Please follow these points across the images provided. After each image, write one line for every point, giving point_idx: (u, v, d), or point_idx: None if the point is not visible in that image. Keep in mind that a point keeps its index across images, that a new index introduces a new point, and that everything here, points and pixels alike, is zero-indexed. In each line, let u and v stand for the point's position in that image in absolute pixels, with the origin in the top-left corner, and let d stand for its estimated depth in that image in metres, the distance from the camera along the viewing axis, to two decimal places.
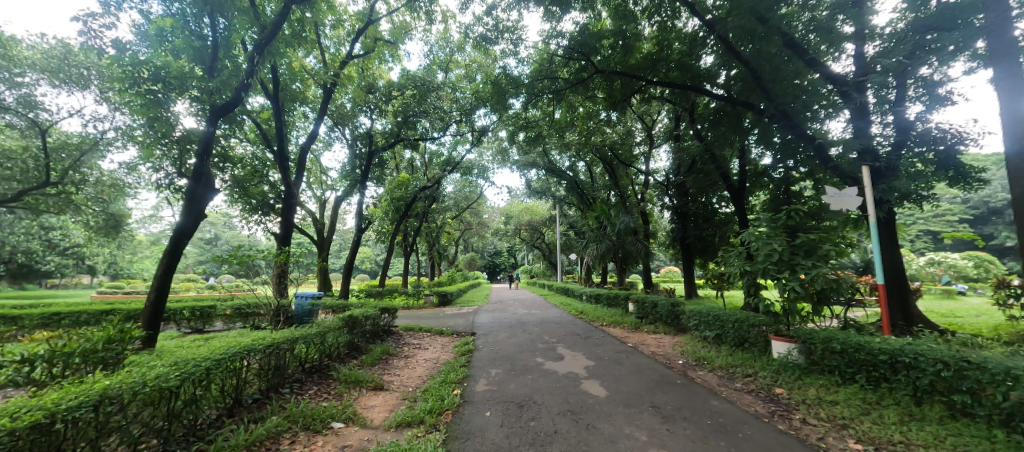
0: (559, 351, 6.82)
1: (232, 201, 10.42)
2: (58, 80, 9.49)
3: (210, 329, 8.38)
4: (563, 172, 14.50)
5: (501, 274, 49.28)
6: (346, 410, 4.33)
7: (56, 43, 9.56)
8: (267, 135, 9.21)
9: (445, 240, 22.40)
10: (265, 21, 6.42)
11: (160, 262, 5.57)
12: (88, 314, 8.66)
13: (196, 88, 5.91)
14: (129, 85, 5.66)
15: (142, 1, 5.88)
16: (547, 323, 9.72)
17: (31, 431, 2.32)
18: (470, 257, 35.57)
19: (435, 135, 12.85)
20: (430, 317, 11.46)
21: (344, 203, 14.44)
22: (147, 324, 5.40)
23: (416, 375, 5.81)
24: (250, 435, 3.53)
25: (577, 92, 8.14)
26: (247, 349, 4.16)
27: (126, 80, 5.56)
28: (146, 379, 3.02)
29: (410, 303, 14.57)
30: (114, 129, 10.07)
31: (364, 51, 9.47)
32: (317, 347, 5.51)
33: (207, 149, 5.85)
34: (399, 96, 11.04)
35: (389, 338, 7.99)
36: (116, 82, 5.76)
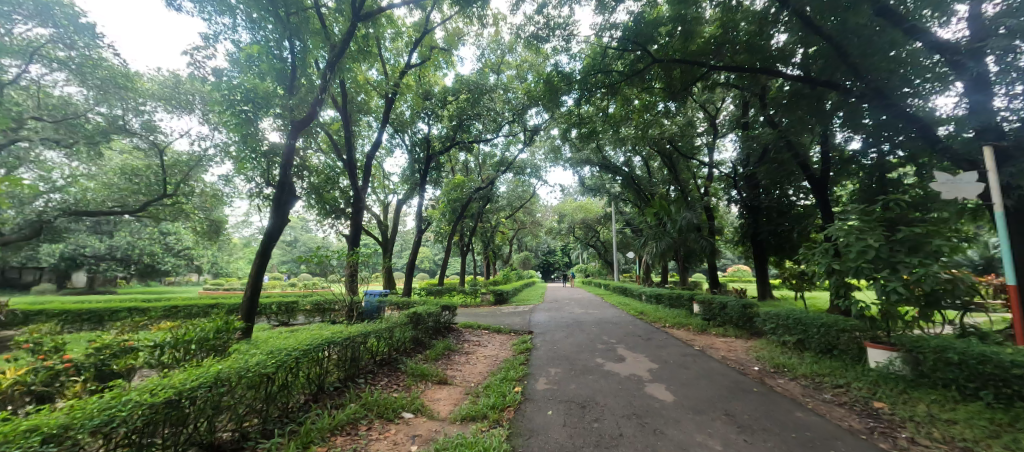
0: (619, 352, 6.63)
1: (309, 207, 11.46)
2: (172, 106, 11.11)
3: (294, 322, 9.20)
4: (618, 168, 14.06)
5: (555, 273, 48.87)
6: (415, 401, 4.58)
7: (168, 75, 11.16)
8: (337, 144, 9.96)
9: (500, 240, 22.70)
10: (334, 40, 7.03)
11: (253, 261, 6.30)
12: (198, 307, 9.96)
13: (278, 106, 6.66)
14: (227, 108, 6.42)
15: (234, 32, 6.65)
16: (606, 323, 9.46)
17: (166, 406, 2.69)
18: (524, 256, 35.77)
19: (489, 137, 13.10)
20: (488, 315, 11.63)
21: (406, 206, 15.21)
22: (245, 316, 6.11)
23: (478, 372, 5.95)
24: (333, 420, 3.88)
25: (633, 84, 7.84)
26: (328, 341, 4.56)
27: (223, 103, 6.35)
28: (249, 365, 3.44)
29: (467, 301, 15.01)
30: (214, 146, 11.54)
31: (421, 59, 9.90)
32: (386, 341, 5.88)
33: (289, 161, 6.47)
34: (454, 101, 11.41)
35: (450, 335, 8.29)
36: (216, 105, 6.55)
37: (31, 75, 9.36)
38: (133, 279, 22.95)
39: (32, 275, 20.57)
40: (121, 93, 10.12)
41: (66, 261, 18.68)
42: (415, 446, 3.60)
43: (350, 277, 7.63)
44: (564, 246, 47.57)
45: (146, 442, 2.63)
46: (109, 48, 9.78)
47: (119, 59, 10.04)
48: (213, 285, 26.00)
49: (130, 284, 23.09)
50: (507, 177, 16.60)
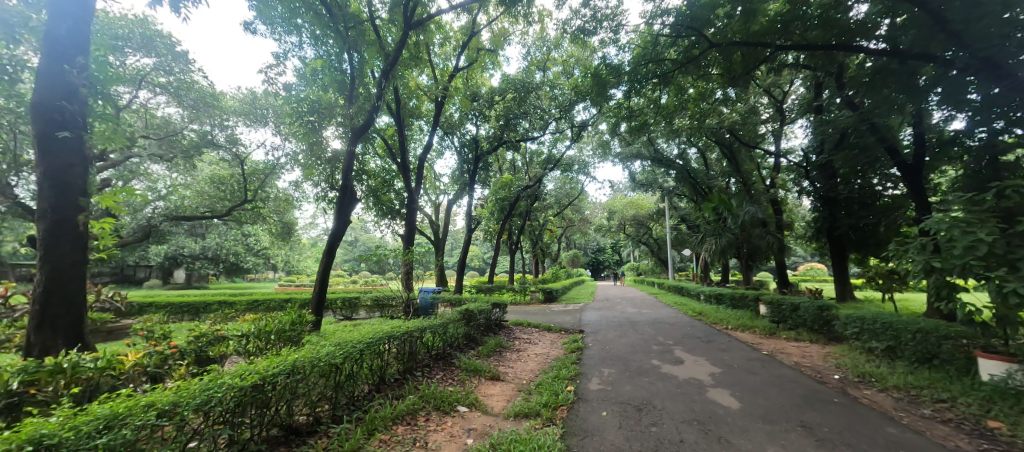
0: (677, 354, 6.33)
1: (368, 209, 12.20)
2: (251, 121, 12.37)
3: (356, 317, 9.83)
4: (672, 161, 13.39)
5: (605, 271, 47.77)
6: (469, 395, 4.70)
7: (247, 92, 12.41)
8: (391, 149, 10.50)
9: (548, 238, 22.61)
10: (388, 49, 7.40)
11: (321, 260, 6.81)
12: (275, 301, 11.01)
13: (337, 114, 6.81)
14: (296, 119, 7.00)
15: (300, 49, 7.24)
16: (662, 324, 9.07)
17: (253, 389, 3.00)
18: (573, 254, 35.33)
19: (536, 135, 13.08)
20: (538, 314, 11.62)
21: (456, 206, 15.64)
22: (315, 309, 6.63)
23: (529, 369, 5.98)
24: (395, 410, 4.10)
25: (688, 72, 7.43)
26: (388, 335, 4.82)
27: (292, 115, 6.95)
28: (320, 356, 3.74)
29: (517, 299, 15.15)
30: (285, 155, 12.66)
31: (468, 62, 10.14)
32: (441, 337, 6.09)
33: (350, 167, 6.91)
34: (501, 100, 11.54)
35: (501, 332, 8.41)
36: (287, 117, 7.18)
37: (139, 100, 10.85)
38: (222, 276, 25.91)
39: (145, 272, 23.96)
40: (209, 111, 11.43)
41: (169, 260, 21.50)
42: (471, 439, 3.70)
43: (405, 275, 8.00)
44: (614, 243, 46.34)
45: (237, 421, 2.94)
46: (199, 72, 11.14)
47: (207, 81, 11.39)
48: (287, 282, 28.61)
49: (220, 280, 26.09)
50: (554, 174, 16.50)
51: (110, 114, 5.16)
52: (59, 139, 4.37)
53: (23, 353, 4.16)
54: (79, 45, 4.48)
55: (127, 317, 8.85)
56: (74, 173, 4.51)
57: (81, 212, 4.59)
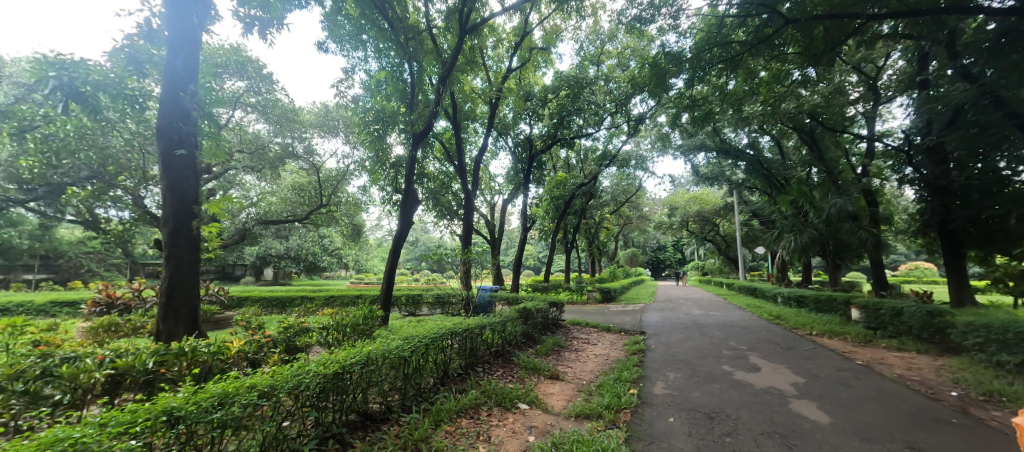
0: (751, 360, 5.86)
1: (428, 210, 12.80)
2: (325, 132, 13.57)
3: (419, 313, 10.22)
4: (740, 152, 12.40)
5: (665, 270, 45.50)
6: (529, 393, 4.74)
7: (321, 106, 13.64)
8: (449, 151, 10.90)
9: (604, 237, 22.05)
10: (445, 56, 7.71)
11: (387, 259, 7.26)
12: (348, 297, 11.96)
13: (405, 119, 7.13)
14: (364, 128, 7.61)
15: (365, 62, 7.79)
16: (733, 328, 8.43)
17: (334, 376, 3.28)
18: (631, 253, 34.10)
19: (590, 131, 12.86)
20: (595, 313, 11.36)
21: (511, 206, 15.83)
22: (383, 305, 7.09)
23: (589, 370, 5.88)
24: (459, 403, 4.25)
25: (759, 54, 6.82)
26: (450, 331, 5.01)
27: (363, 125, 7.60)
28: (391, 349, 4.00)
29: (573, 298, 15.00)
30: (354, 162, 13.69)
31: (520, 62, 10.23)
32: (500, 334, 6.21)
33: (411, 171, 7.24)
34: (554, 98, 11.49)
35: (559, 331, 8.36)
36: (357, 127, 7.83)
37: (235, 118, 12.40)
38: (303, 274, 28.74)
39: (242, 270, 27.32)
40: (290, 125, 12.75)
41: (260, 259, 24.28)
42: (533, 437, 3.73)
43: (464, 274, 8.24)
44: (675, 241, 43.98)
45: (321, 405, 3.23)
46: (282, 90, 12.51)
47: (288, 98, 12.72)
48: (358, 280, 30.96)
49: (301, 278, 28.95)
50: (610, 170, 16.09)
51: (214, 132, 5.92)
52: (178, 156, 5.11)
53: (157, 335, 4.97)
54: (190, 74, 5.19)
55: (229, 309, 10.13)
56: (188, 185, 5.25)
57: (194, 218, 5.33)
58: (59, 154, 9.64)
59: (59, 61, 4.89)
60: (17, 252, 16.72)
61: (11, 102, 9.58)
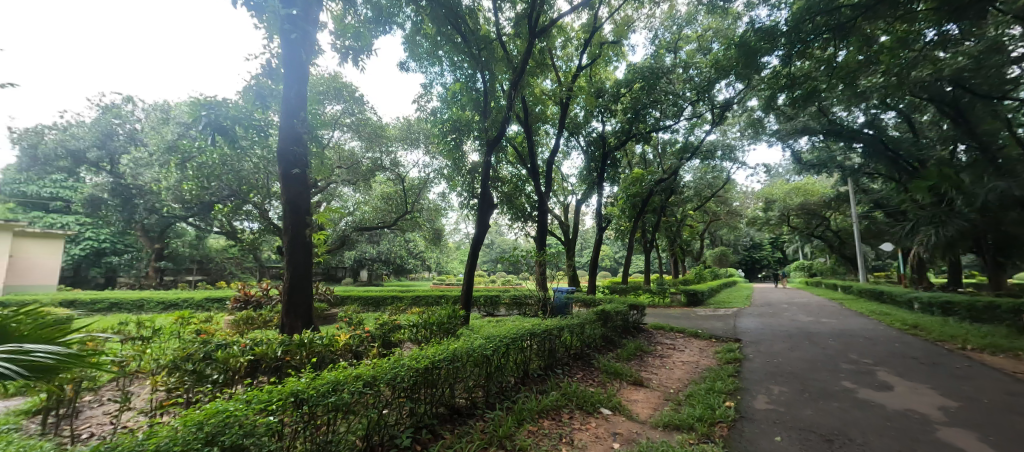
0: (880, 377, 4.98)
1: (503, 213, 13.18)
2: (409, 144, 14.78)
3: (497, 313, 10.50)
4: (853, 132, 10.67)
5: (761, 271, 40.71)
6: (612, 398, 4.60)
7: (404, 120, 14.84)
8: (521, 154, 11.11)
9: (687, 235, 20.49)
10: (515, 62, 7.91)
11: (467, 261, 7.60)
12: (433, 297, 12.80)
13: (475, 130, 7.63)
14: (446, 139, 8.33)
15: (441, 76, 8.34)
16: (851, 338, 7.26)
17: (425, 371, 3.54)
18: (719, 252, 31.17)
19: (668, 123, 12.13)
20: (680, 317, 10.65)
21: (584, 206, 15.52)
22: (464, 304, 7.45)
23: (677, 378, 5.52)
24: (541, 404, 4.29)
25: (875, 17, 5.83)
26: (529, 332, 5.09)
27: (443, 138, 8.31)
28: (474, 347, 4.20)
29: (655, 301, 14.24)
30: (434, 170, 14.65)
31: (590, 59, 10.08)
32: (579, 336, 6.15)
33: (487, 176, 7.50)
34: (627, 92, 11.04)
35: (640, 335, 8.01)
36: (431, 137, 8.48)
37: (335, 138, 14.08)
38: (392, 276, 31.41)
39: (342, 272, 30.77)
40: (379, 141, 14.12)
41: (358, 262, 27.10)
42: (618, 444, 3.61)
43: (540, 276, 8.32)
44: (774, 237, 39.13)
45: (414, 397, 3.50)
46: (372, 110, 13.92)
47: (377, 116, 14.10)
48: (439, 281, 32.84)
49: (391, 279, 31.64)
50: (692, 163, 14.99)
51: (319, 152, 6.78)
52: (294, 175, 5.96)
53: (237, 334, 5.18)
54: (301, 104, 6.00)
55: (334, 307, 11.49)
56: (302, 198, 6.07)
57: (307, 227, 6.14)
58: (209, 179, 11.89)
59: (210, 102, 5.94)
60: (183, 258, 20.90)
61: (177, 138, 12.06)
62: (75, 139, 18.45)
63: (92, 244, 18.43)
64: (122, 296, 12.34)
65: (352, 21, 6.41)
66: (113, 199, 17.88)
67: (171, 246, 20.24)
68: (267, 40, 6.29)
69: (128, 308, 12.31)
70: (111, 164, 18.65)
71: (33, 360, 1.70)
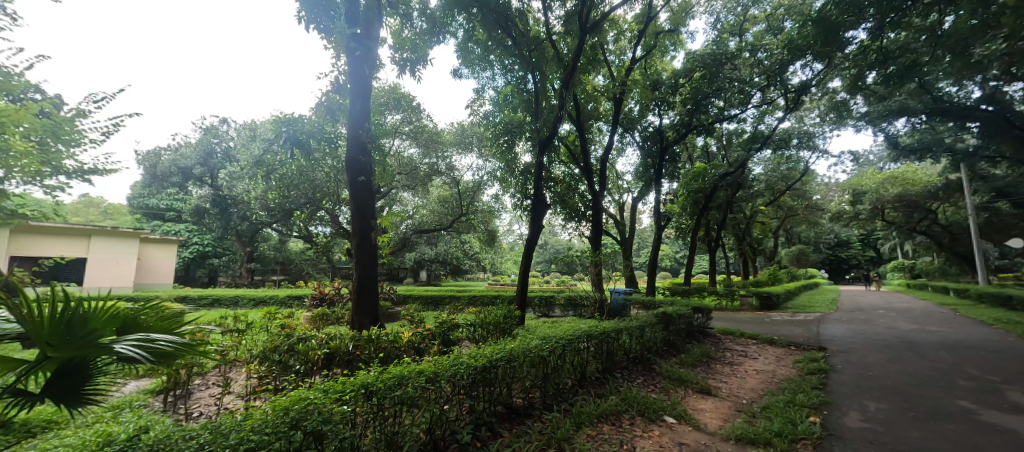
0: (1012, 398, 4.19)
1: (556, 213, 13.11)
2: (464, 148, 15.28)
3: (552, 314, 10.44)
4: (967, 109, 9.13)
5: (850, 272, 36.18)
6: (676, 406, 4.36)
7: (459, 125, 15.37)
8: (574, 153, 11.00)
9: (758, 233, 18.84)
10: (566, 59, 7.82)
11: (521, 262, 7.65)
12: (489, 297, 13.09)
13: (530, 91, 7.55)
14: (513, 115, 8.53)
15: (493, 79, 8.50)
16: (970, 350, 6.21)
17: (483, 369, 3.61)
18: (796, 251, 28.26)
19: (733, 112, 11.29)
20: (751, 322, 9.85)
21: (641, 204, 14.89)
22: (519, 304, 7.51)
23: (750, 388, 5.09)
24: (600, 408, 4.18)
25: None
26: (586, 334, 4.99)
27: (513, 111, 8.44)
28: (531, 347, 4.21)
29: (721, 304, 13.30)
30: (487, 172, 14.98)
31: (645, 51, 9.73)
32: (638, 340, 5.92)
33: (540, 176, 7.49)
34: (687, 82, 10.45)
35: (707, 340, 7.51)
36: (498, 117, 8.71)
37: (396, 146, 14.91)
38: (450, 277, 32.56)
39: (403, 272, 32.46)
40: (436, 147, 14.78)
41: (418, 263, 28.45)
42: None
43: (596, 277, 8.16)
44: (865, 234, 34.59)
45: (474, 394, 3.59)
46: (428, 117, 14.60)
47: (433, 123, 14.75)
48: (494, 282, 33.39)
49: (448, 279, 32.77)
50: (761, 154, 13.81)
51: (382, 160, 7.22)
52: (360, 182, 6.40)
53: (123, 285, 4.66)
54: (365, 115, 6.42)
55: (398, 305, 12.17)
56: (368, 203, 6.50)
57: (373, 230, 6.56)
58: (290, 188, 13.24)
59: (289, 119, 6.59)
60: (269, 260, 23.41)
61: (263, 153, 13.59)
62: (184, 158, 21.46)
63: (198, 248, 21.28)
64: (222, 293, 14.14)
65: (409, 34, 6.76)
66: (214, 208, 20.52)
67: (259, 249, 22.79)
68: (335, 59, 6.83)
69: (226, 304, 14.06)
70: (212, 178, 21.49)
71: (156, 346, 2.00)
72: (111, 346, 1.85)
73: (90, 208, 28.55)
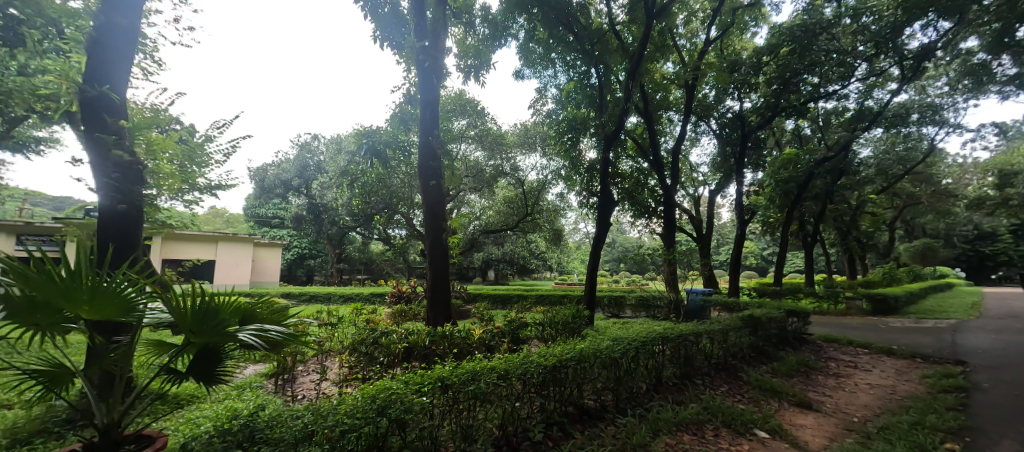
0: None
1: (624, 210, 12.66)
2: (528, 148, 15.46)
3: (623, 315, 10.16)
4: None
5: (998, 271, 29.64)
6: (769, 421, 3.93)
7: (522, 125, 15.55)
8: (642, 147, 10.53)
9: (867, 225, 16.32)
10: (632, 48, 7.50)
11: (589, 260, 7.49)
12: (558, 296, 13.04)
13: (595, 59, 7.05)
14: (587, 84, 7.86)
15: (554, 77, 8.47)
16: None
17: (553, 369, 3.59)
18: (920, 247, 23.95)
19: (830, 89, 9.93)
20: (860, 328, 8.56)
21: (719, 197, 13.76)
22: (588, 303, 7.41)
23: (862, 405, 4.44)
24: (678, 416, 3.93)
25: None
26: (661, 336, 4.73)
27: (582, 82, 7.85)
28: (602, 348, 4.10)
29: (820, 307, 11.76)
30: (551, 171, 14.96)
31: (720, 30, 8.97)
32: (720, 344, 5.49)
33: (607, 172, 7.25)
34: (772, 59, 9.43)
35: (804, 347, 6.71)
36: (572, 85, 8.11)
37: (463, 151, 15.53)
38: (517, 276, 33.02)
39: (473, 272, 33.64)
40: (501, 149, 15.17)
41: (486, 262, 29.29)
42: None
43: (670, 276, 7.74)
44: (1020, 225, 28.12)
45: (544, 394, 3.58)
46: (493, 120, 15.02)
47: (497, 125, 15.12)
48: (561, 281, 33.13)
49: (514, 278, 33.24)
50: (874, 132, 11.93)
51: (451, 164, 7.55)
52: (432, 185, 6.74)
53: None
54: (434, 122, 6.76)
55: (468, 303, 12.67)
56: (439, 206, 6.84)
57: (444, 232, 6.88)
58: (370, 195, 14.50)
59: (369, 131, 7.23)
60: (355, 260, 25.83)
61: (348, 164, 15.07)
62: (285, 172, 24.64)
63: (298, 250, 24.23)
64: (317, 290, 15.91)
65: (472, 41, 6.97)
66: (309, 215, 23.24)
67: (346, 251, 25.25)
68: (406, 72, 7.31)
69: (321, 300, 15.80)
70: (307, 188, 24.35)
71: (268, 336, 2.30)
72: (236, 335, 2.19)
73: (217, 218, 34.06)
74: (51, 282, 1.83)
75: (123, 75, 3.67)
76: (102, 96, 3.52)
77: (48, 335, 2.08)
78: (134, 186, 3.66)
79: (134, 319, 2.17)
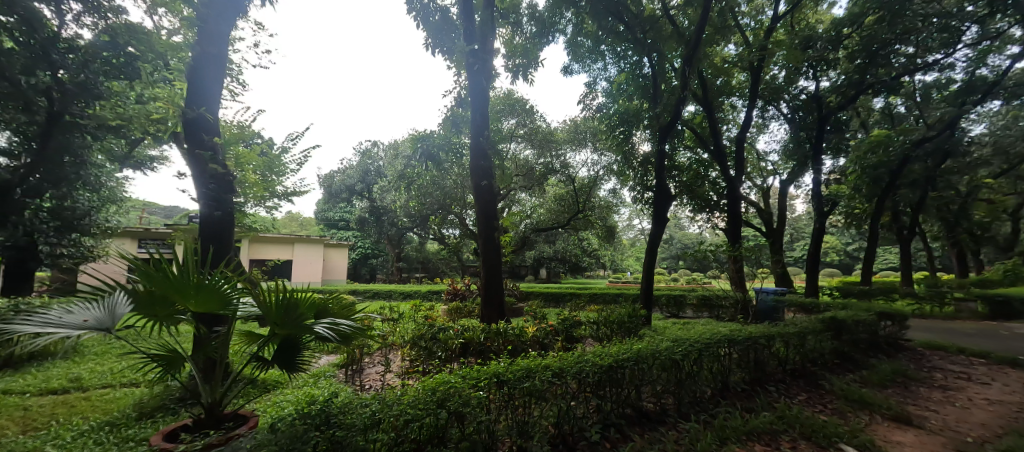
0: None
1: (682, 204, 12.02)
2: (578, 144, 15.24)
3: (684, 315, 9.66)
4: None
5: None
6: (857, 435, 3.51)
7: (572, 121, 15.35)
8: (701, 136, 9.93)
9: (982, 214, 13.96)
10: (688, 33, 7.12)
11: (646, 258, 7.21)
12: (613, 295, 12.71)
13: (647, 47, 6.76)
14: (638, 76, 7.57)
15: (605, 70, 8.23)
16: None
17: (609, 369, 3.51)
18: None
19: (929, 58, 8.67)
20: (974, 335, 7.36)
21: (792, 187, 12.57)
22: (645, 302, 7.14)
23: (978, 423, 3.82)
24: (747, 424, 3.66)
25: None
26: (727, 338, 4.44)
27: (634, 73, 7.58)
28: (661, 349, 3.94)
29: (920, 309, 10.31)
30: (603, 167, 14.61)
31: (790, 4, 8.20)
32: (797, 349, 5.01)
33: (663, 166, 6.93)
34: (854, 31, 8.44)
35: (901, 355, 5.93)
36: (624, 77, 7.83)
37: (513, 150, 15.65)
38: (569, 274, 32.65)
39: (524, 270, 33.86)
40: (551, 146, 15.10)
41: (538, 261, 29.32)
42: None
43: (736, 274, 7.23)
44: None
45: (601, 394, 3.52)
46: (542, 118, 15.01)
47: (547, 123, 15.08)
48: (614, 279, 32.13)
49: (566, 277, 32.84)
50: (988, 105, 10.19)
51: (501, 164, 7.64)
52: (484, 185, 6.88)
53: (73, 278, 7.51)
54: (484, 122, 6.89)
55: (522, 301, 12.78)
56: (491, 205, 6.96)
57: (496, 230, 7.00)
58: (426, 196, 15.14)
59: (423, 135, 7.55)
60: (412, 259, 27.14)
61: (405, 168, 15.89)
62: (350, 177, 26.54)
63: (362, 250, 26.04)
64: (379, 288, 17.00)
65: (519, 40, 6.97)
66: (371, 217, 24.82)
67: (404, 251, 26.63)
68: (456, 76, 7.53)
69: (383, 296, 16.86)
70: (369, 192, 26.05)
71: (340, 329, 2.49)
72: (313, 327, 2.42)
73: (293, 221, 37.62)
74: (167, 278, 2.15)
75: (214, 97, 4.16)
76: (200, 117, 4.03)
77: (164, 324, 2.43)
78: (227, 195, 4.15)
79: (230, 312, 2.47)
